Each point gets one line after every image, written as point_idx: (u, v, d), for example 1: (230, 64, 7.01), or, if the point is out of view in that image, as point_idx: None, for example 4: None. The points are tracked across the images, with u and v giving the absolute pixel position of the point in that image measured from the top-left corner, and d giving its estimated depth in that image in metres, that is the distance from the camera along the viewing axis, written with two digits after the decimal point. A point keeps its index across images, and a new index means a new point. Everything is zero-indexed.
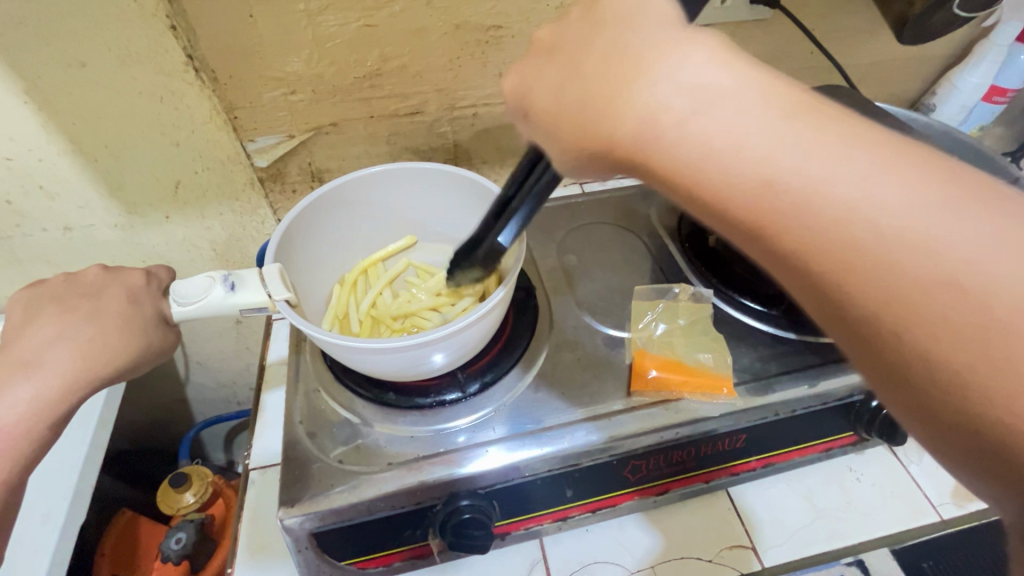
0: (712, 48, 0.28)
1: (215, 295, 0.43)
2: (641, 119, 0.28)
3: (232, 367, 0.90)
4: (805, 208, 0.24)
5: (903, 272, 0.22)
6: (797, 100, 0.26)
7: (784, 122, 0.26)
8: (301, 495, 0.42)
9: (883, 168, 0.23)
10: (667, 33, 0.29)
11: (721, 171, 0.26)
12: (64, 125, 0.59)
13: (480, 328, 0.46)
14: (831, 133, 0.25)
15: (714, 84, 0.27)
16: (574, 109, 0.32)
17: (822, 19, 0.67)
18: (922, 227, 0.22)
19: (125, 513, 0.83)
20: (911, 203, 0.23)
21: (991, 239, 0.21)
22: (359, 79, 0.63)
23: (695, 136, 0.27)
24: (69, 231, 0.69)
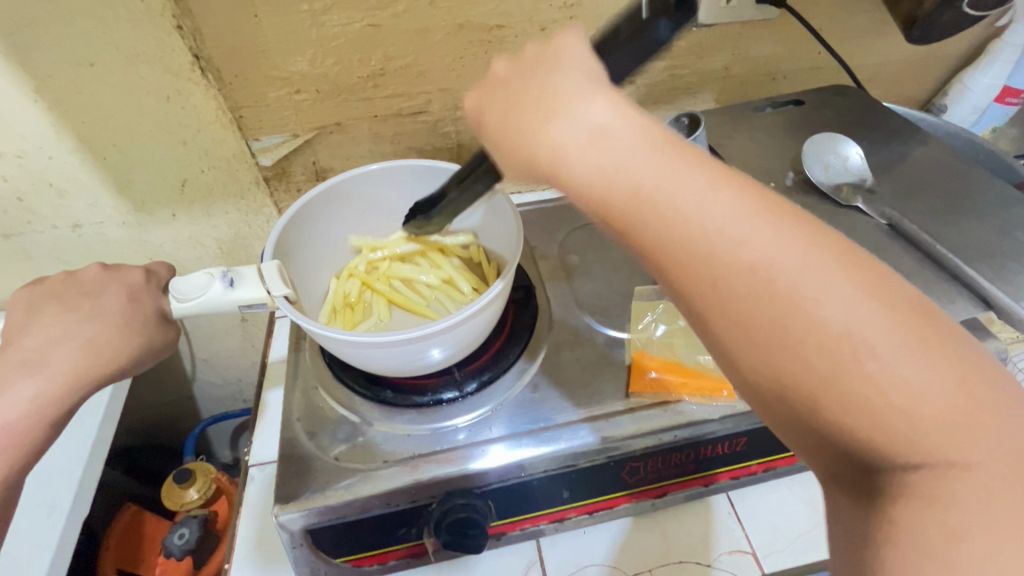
0: (609, 97, 0.32)
1: (214, 292, 0.43)
2: (553, 153, 0.31)
3: (238, 364, 0.91)
4: (693, 249, 0.28)
5: (740, 287, 0.27)
6: (675, 143, 0.31)
7: (652, 159, 0.30)
8: (297, 492, 0.42)
9: (753, 217, 0.28)
10: (570, 80, 0.33)
11: (626, 204, 0.30)
12: (73, 124, 0.60)
13: (477, 324, 0.45)
14: (682, 171, 0.30)
15: (607, 128, 0.31)
16: (513, 121, 0.34)
17: (829, 18, 0.66)
18: (780, 270, 0.27)
19: (130, 508, 0.84)
20: (756, 237, 0.28)
21: (833, 287, 0.26)
22: (362, 78, 0.63)
23: (587, 165, 0.31)
24: (78, 229, 0.70)
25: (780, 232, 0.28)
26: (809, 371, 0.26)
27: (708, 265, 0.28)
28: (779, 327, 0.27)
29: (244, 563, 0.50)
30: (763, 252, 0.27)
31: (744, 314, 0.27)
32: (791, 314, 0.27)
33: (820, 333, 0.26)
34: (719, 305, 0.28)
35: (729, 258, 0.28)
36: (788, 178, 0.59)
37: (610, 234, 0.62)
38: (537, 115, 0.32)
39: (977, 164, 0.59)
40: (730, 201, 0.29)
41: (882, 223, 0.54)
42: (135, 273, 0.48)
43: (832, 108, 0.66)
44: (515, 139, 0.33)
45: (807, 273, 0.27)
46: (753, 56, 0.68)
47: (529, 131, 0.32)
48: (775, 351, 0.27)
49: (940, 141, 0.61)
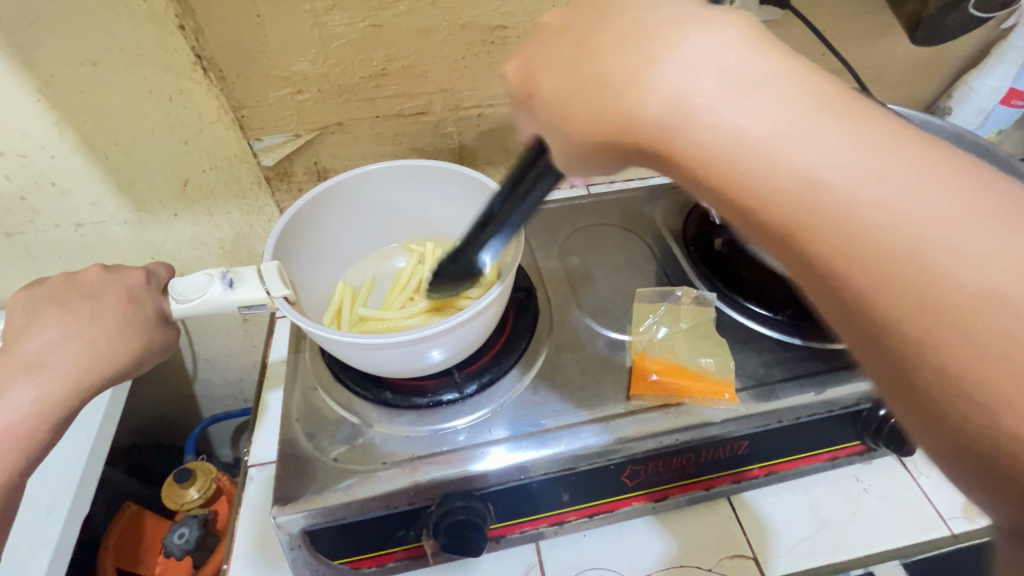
0: (740, 33, 0.28)
1: (213, 293, 0.43)
2: (664, 104, 0.29)
3: (239, 364, 0.91)
4: (803, 185, 0.25)
5: (879, 255, 0.23)
6: (826, 86, 0.27)
7: (834, 120, 0.25)
8: (295, 494, 0.42)
9: (871, 150, 0.24)
10: (689, 15, 0.30)
11: (699, 141, 0.28)
12: (75, 123, 0.60)
13: (478, 324, 0.45)
14: (869, 132, 0.25)
15: (742, 68, 0.27)
16: (597, 84, 0.32)
17: (833, 20, 0.66)
18: (900, 208, 0.23)
19: (129, 507, 0.84)
20: (874, 179, 0.24)
21: (966, 227, 0.22)
22: (364, 78, 0.63)
23: (729, 124, 0.27)
24: (81, 228, 0.70)
25: (993, 213, 0.22)
26: (959, 368, 0.22)
27: (846, 232, 0.24)
28: (920, 308, 0.22)
29: (243, 564, 0.49)
30: (963, 235, 0.22)
31: (881, 289, 0.23)
32: (951, 305, 0.22)
33: (975, 313, 0.21)
34: (851, 275, 0.24)
35: (864, 221, 0.23)
36: None
37: (612, 236, 0.62)
38: (636, 55, 0.30)
39: (981, 166, 0.58)
40: (918, 165, 0.24)
41: None
42: (136, 272, 0.48)
43: None
44: (604, 99, 0.31)
45: (982, 252, 0.22)
46: None
47: (633, 77, 0.30)
48: (921, 332, 0.23)
49: (944, 143, 0.61)
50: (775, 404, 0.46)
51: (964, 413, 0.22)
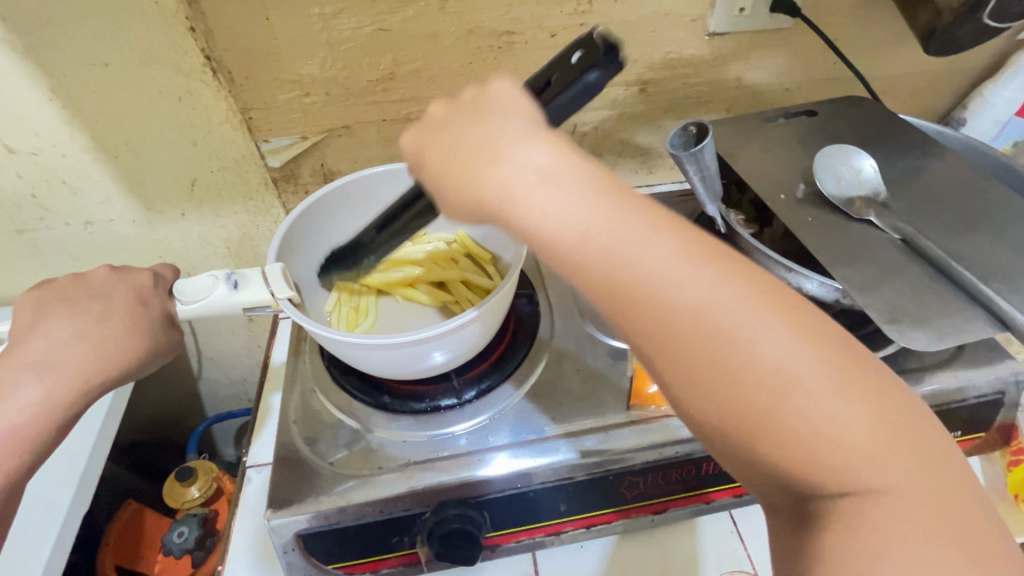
0: (551, 140, 0.32)
1: (218, 294, 0.42)
2: (500, 190, 0.31)
3: (243, 364, 0.91)
4: (640, 289, 0.28)
5: (657, 320, 0.28)
6: (604, 178, 0.31)
7: (595, 201, 0.30)
8: (290, 498, 0.42)
9: (673, 253, 0.29)
10: (514, 124, 0.33)
11: (563, 235, 0.29)
12: (87, 122, 0.61)
13: (480, 327, 0.45)
14: (636, 214, 0.30)
15: (546, 164, 0.31)
16: (459, 165, 0.33)
17: (844, 30, 0.65)
18: (703, 309, 0.28)
19: (130, 505, 0.85)
20: (685, 283, 0.28)
21: (746, 319, 0.27)
22: (372, 82, 0.64)
23: (542, 209, 0.30)
24: (90, 225, 0.71)
25: (713, 276, 0.28)
26: (733, 405, 0.27)
27: (647, 303, 0.28)
28: (706, 376, 0.28)
29: (239, 568, 0.49)
30: (696, 291, 0.28)
31: (666, 342, 0.28)
32: (710, 341, 0.27)
33: (726, 350, 0.27)
34: (641, 329, 0.29)
35: (633, 279, 0.28)
36: (799, 189, 0.57)
37: None
38: (479, 159, 0.32)
39: (995, 179, 0.57)
40: (669, 238, 0.29)
41: (896, 238, 0.52)
42: (139, 272, 0.48)
43: (845, 120, 0.65)
44: (461, 183, 0.33)
45: (709, 296, 0.28)
46: (765, 66, 0.67)
47: (476, 170, 0.32)
48: (716, 399, 0.27)
49: (957, 155, 0.60)
50: None
51: (741, 437, 0.27)
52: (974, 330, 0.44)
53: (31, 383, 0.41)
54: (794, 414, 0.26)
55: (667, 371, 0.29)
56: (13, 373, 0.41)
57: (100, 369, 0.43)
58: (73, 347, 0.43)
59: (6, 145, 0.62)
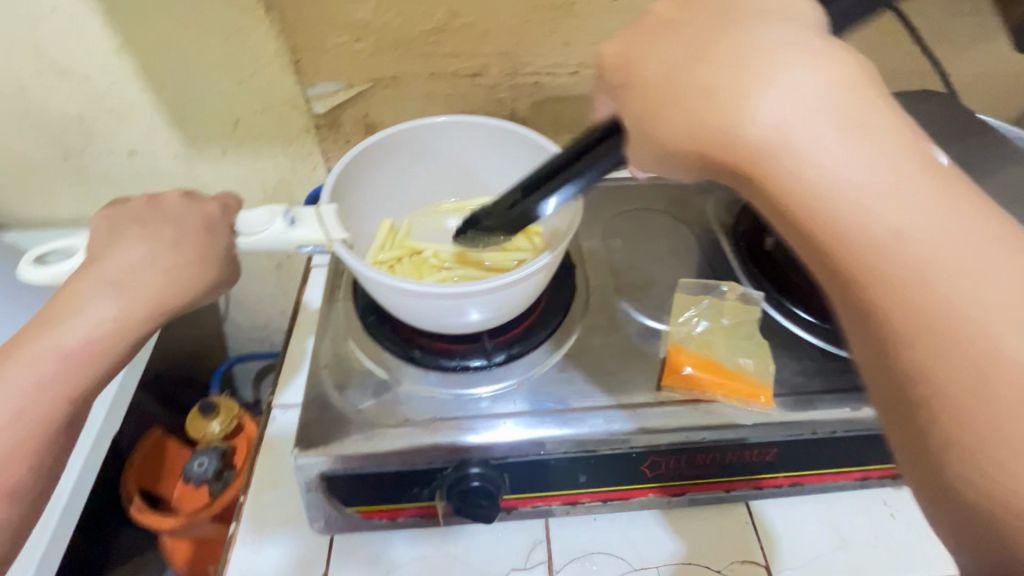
0: (833, 72, 0.29)
1: (276, 228, 0.42)
2: (764, 129, 0.28)
3: (269, 308, 0.92)
4: (896, 256, 0.26)
5: (922, 283, 0.26)
6: (917, 147, 0.28)
7: (911, 169, 0.27)
8: (317, 439, 0.42)
9: (961, 232, 0.26)
10: (802, 45, 0.30)
11: (818, 181, 0.28)
12: (138, 51, 0.61)
13: (521, 290, 0.44)
14: (940, 190, 0.27)
15: (818, 108, 0.28)
16: (698, 91, 0.31)
17: (927, 17, 0.61)
18: (958, 290, 0.25)
19: (156, 431, 0.88)
20: (970, 266, 0.25)
21: (1017, 309, 0.25)
22: (424, 33, 0.62)
23: (824, 159, 0.27)
24: (133, 155, 0.72)
25: (1016, 270, 0.25)
26: (955, 389, 0.25)
27: (904, 270, 0.26)
28: (958, 363, 0.25)
29: (261, 500, 0.51)
30: (993, 282, 0.25)
31: (914, 313, 0.26)
32: (942, 323, 0.25)
33: (967, 333, 0.25)
34: (874, 292, 0.27)
35: (894, 242, 0.26)
36: None
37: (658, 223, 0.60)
38: (736, 76, 0.29)
39: None
40: (961, 212, 0.27)
41: None
42: (209, 202, 0.45)
43: (917, 115, 0.61)
44: (699, 107, 0.30)
45: (992, 277, 0.25)
46: None
47: (723, 98, 0.30)
48: (947, 388, 0.25)
49: None
50: (812, 415, 0.44)
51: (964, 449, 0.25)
52: None
53: (103, 297, 0.38)
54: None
55: (886, 347, 0.27)
56: (93, 286, 0.38)
57: (171, 294, 0.40)
58: (147, 268, 0.40)
59: (58, 67, 0.62)
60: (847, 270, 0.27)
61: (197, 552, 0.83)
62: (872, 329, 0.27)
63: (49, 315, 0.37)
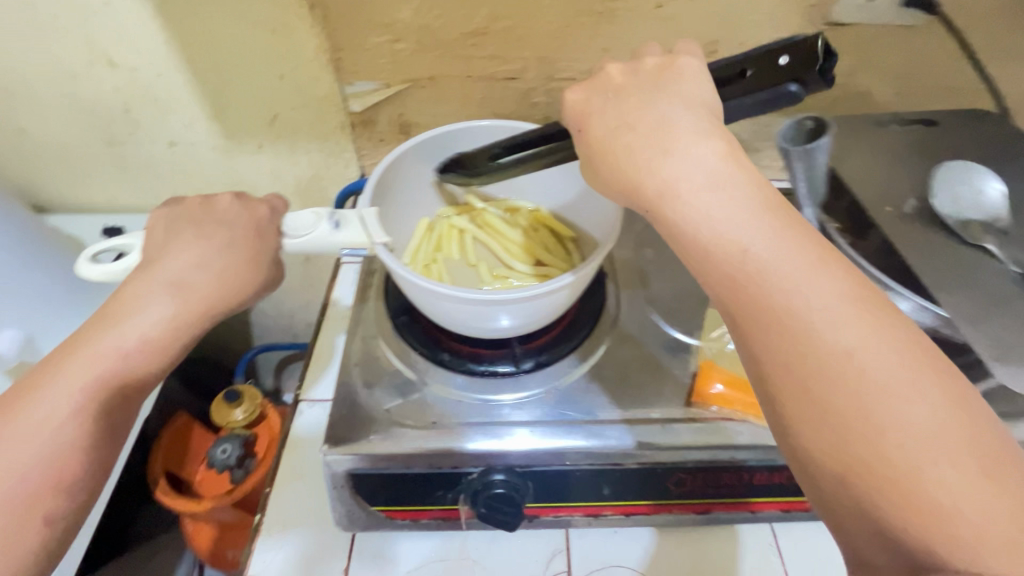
0: (719, 147, 0.33)
1: (320, 232, 0.41)
2: (661, 182, 0.33)
3: (296, 300, 0.94)
4: (769, 300, 0.30)
5: (786, 328, 0.29)
6: (781, 207, 0.32)
7: (774, 225, 0.31)
8: (345, 437, 0.43)
9: (827, 278, 0.30)
10: (695, 121, 0.34)
11: (705, 232, 0.32)
12: (184, 45, 0.62)
13: (554, 299, 0.44)
14: (803, 245, 0.31)
15: (712, 170, 0.33)
16: (625, 146, 0.35)
17: (982, 34, 0.59)
18: (822, 329, 0.29)
19: (183, 415, 0.90)
20: (832, 308, 0.29)
21: (870, 344, 0.28)
22: (463, 35, 0.62)
23: (703, 210, 0.32)
24: (173, 146, 0.73)
25: (867, 314, 0.29)
26: (836, 415, 0.28)
27: (777, 311, 0.30)
28: (824, 390, 0.28)
29: (288, 491, 0.52)
30: (848, 324, 0.29)
31: (786, 352, 0.29)
32: (818, 355, 0.29)
33: (833, 361, 0.28)
34: (761, 332, 0.30)
35: (767, 284, 0.30)
36: (908, 205, 0.53)
37: None
38: (648, 145, 0.34)
39: None
40: (821, 265, 0.30)
41: (1013, 270, 0.47)
42: (259, 204, 0.45)
43: (967, 135, 0.59)
44: (621, 161, 0.35)
45: (847, 318, 0.29)
46: (882, 65, 0.62)
47: (641, 159, 0.34)
48: (811, 410, 0.28)
49: None
50: None
51: (840, 461, 0.27)
52: None
53: (162, 297, 0.39)
54: (891, 412, 0.27)
55: (768, 379, 0.30)
56: (148, 287, 0.39)
57: (221, 296, 0.40)
58: (200, 270, 0.40)
59: (107, 58, 0.64)
60: (728, 307, 0.31)
61: (219, 536, 0.85)
62: (750, 359, 0.31)
63: (106, 315, 0.37)
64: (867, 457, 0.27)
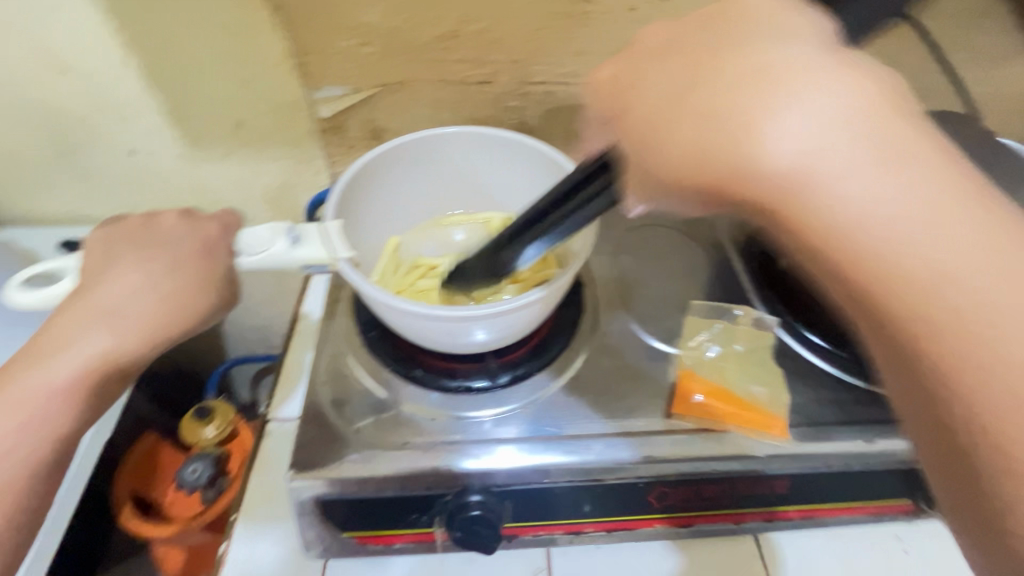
0: (852, 80, 0.26)
1: (277, 248, 0.38)
2: (773, 152, 0.26)
3: (269, 311, 0.91)
4: (916, 285, 0.25)
5: (921, 304, 0.25)
6: (934, 152, 0.26)
7: (938, 182, 0.26)
8: (312, 461, 0.41)
9: (990, 248, 0.25)
10: (808, 54, 0.27)
11: (849, 211, 0.26)
12: (141, 49, 0.59)
13: (530, 312, 0.43)
14: (959, 204, 0.26)
15: (850, 120, 0.26)
16: (706, 104, 0.28)
17: (951, 37, 0.59)
18: (991, 313, 0.24)
19: (151, 436, 0.87)
20: (995, 292, 0.25)
21: None
22: (434, 39, 0.60)
23: (838, 183, 0.26)
24: (133, 155, 0.70)
25: None
26: (993, 411, 0.24)
27: (928, 301, 0.25)
28: (988, 386, 0.24)
29: (254, 516, 0.49)
30: (1017, 308, 0.24)
31: (945, 343, 0.25)
32: (976, 345, 0.25)
33: (1003, 355, 0.24)
34: (910, 326, 0.26)
35: (920, 271, 0.25)
36: None
37: (669, 241, 0.58)
38: (753, 94, 0.27)
39: None
40: (985, 227, 0.25)
41: None
42: (210, 222, 0.43)
43: (938, 137, 0.59)
44: (716, 123, 0.27)
45: (1010, 298, 0.25)
46: None
47: (747, 118, 0.27)
48: (971, 404, 0.25)
49: None
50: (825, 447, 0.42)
51: (995, 461, 0.25)
52: None
53: (98, 328, 0.37)
54: None
55: (926, 374, 0.26)
56: (84, 317, 0.37)
57: (169, 322, 0.39)
58: (145, 294, 0.39)
59: (59, 63, 0.61)
60: (860, 294, 0.27)
61: (190, 559, 0.82)
62: (883, 340, 0.27)
63: (42, 348, 0.36)
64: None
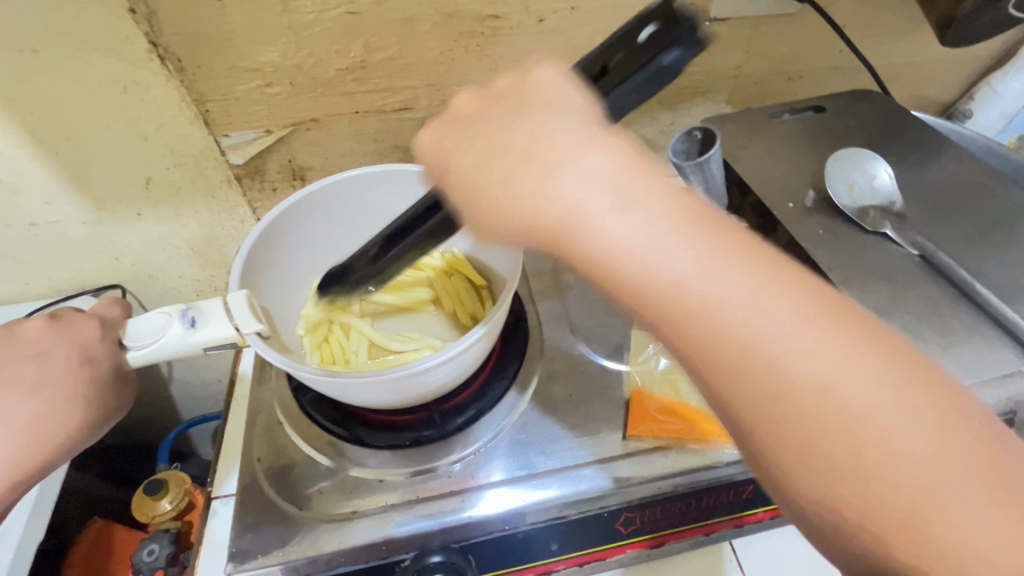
0: (621, 154, 0.28)
1: (173, 333, 0.35)
2: (564, 212, 0.28)
3: (215, 366, 0.86)
4: (727, 342, 0.26)
5: (735, 349, 0.26)
6: (692, 208, 0.28)
7: (719, 249, 0.27)
8: (255, 549, 0.38)
9: (776, 294, 0.26)
10: (558, 123, 0.30)
11: (639, 272, 0.27)
12: (19, 116, 0.54)
13: (471, 353, 0.41)
14: (748, 259, 0.26)
15: (613, 184, 0.28)
16: (500, 176, 0.30)
17: (855, 15, 0.60)
18: (795, 366, 0.25)
19: (96, 522, 0.80)
20: (808, 349, 0.25)
21: (851, 372, 0.24)
22: (341, 71, 0.58)
23: (623, 244, 0.27)
24: (34, 227, 0.65)
25: (837, 337, 0.25)
26: (840, 469, 0.24)
27: (742, 353, 0.25)
28: (813, 437, 0.24)
29: None
30: (819, 364, 0.25)
31: (766, 407, 0.25)
32: (806, 407, 0.25)
33: (816, 406, 0.24)
34: (732, 387, 0.26)
35: (745, 341, 0.25)
36: (809, 197, 0.54)
37: None
38: (530, 172, 0.29)
39: (1012, 182, 0.54)
40: (754, 273, 0.26)
41: (914, 254, 0.49)
42: (87, 323, 0.43)
43: (855, 116, 0.61)
44: (506, 198, 0.29)
45: (812, 352, 0.25)
46: (770, 54, 0.62)
47: (529, 186, 0.28)
48: (812, 463, 0.25)
49: (971, 154, 0.56)
50: None
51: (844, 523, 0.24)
52: (996, 357, 0.42)
53: None
54: (896, 467, 0.23)
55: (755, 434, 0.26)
56: None
57: None
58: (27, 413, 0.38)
59: None
60: (684, 351, 0.27)
61: None
62: (720, 408, 0.27)
63: None
64: (837, 467, 0.24)
